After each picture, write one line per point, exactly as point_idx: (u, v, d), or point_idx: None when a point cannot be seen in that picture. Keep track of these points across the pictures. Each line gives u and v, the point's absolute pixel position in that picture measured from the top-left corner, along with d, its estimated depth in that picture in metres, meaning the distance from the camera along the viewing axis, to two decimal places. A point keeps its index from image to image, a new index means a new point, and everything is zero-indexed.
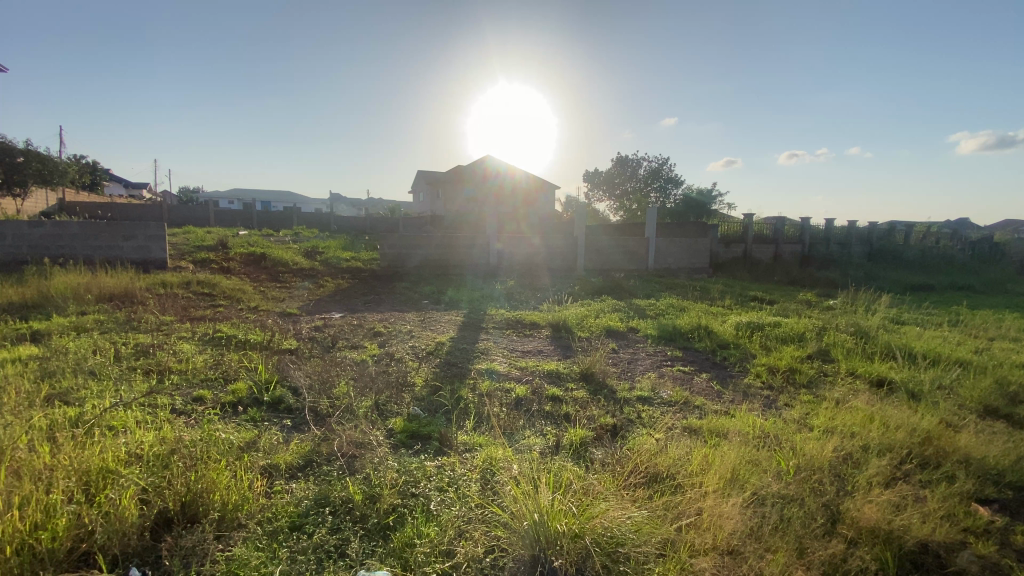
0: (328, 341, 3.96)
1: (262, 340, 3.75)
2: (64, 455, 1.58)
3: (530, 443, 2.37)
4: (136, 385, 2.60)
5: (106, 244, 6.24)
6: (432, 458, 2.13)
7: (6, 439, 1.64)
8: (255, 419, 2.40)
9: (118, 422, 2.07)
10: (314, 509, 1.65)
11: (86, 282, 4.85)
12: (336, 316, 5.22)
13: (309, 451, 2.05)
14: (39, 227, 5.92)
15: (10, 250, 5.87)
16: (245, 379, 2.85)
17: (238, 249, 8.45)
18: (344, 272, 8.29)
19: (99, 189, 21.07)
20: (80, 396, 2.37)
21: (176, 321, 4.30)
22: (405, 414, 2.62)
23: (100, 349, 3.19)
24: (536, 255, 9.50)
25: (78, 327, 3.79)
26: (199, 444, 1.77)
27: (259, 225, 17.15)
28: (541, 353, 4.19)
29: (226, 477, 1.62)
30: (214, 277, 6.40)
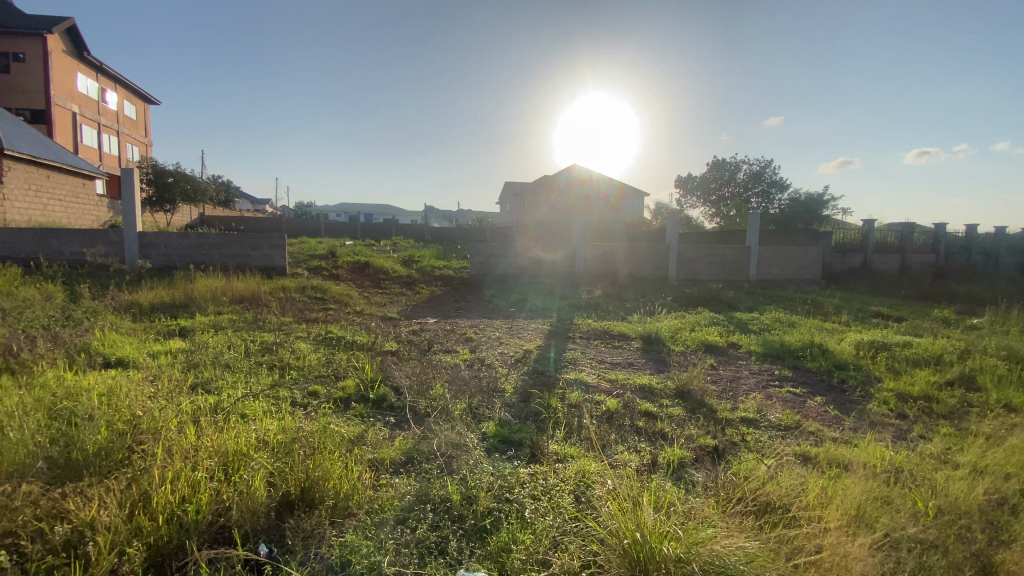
0: (423, 344, 4.14)
1: (366, 342, 4.01)
2: (206, 437, 1.79)
3: (623, 458, 2.28)
4: (263, 378, 2.90)
5: (238, 252, 7.07)
6: (525, 465, 2.13)
7: (161, 422, 1.89)
8: (362, 414, 2.56)
9: (248, 411, 2.32)
10: (415, 505, 1.71)
11: (222, 286, 5.52)
12: (431, 322, 5.44)
13: (410, 449, 2.15)
14: (188, 237, 6.86)
15: (164, 258, 6.83)
16: (351, 378, 3.06)
17: (345, 258, 9.16)
18: (437, 279, 8.65)
19: (230, 205, 23.99)
20: (218, 386, 2.69)
21: (293, 322, 4.74)
22: (496, 419, 2.66)
23: (232, 345, 3.59)
24: (625, 264, 9.28)
25: (216, 325, 4.30)
26: (316, 435, 1.93)
27: (362, 235, 18.51)
28: (632, 366, 4.04)
29: (338, 468, 1.74)
30: (325, 283, 6.99)
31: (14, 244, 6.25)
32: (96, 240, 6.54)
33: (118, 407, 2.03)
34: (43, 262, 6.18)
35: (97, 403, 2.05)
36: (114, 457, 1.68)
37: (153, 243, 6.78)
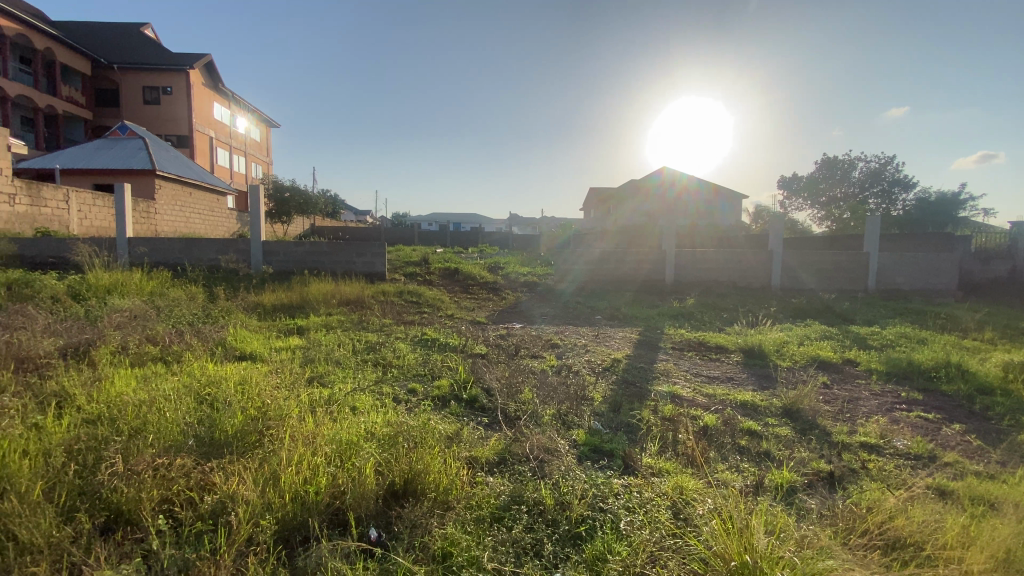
0: (512, 349, 4.21)
1: (458, 345, 4.16)
2: (323, 427, 1.97)
3: (724, 476, 2.15)
4: (368, 374, 3.13)
5: (344, 259, 7.67)
6: (618, 476, 2.09)
7: (285, 411, 2.11)
8: (457, 413, 2.66)
9: (357, 404, 2.52)
10: (510, 505, 1.74)
11: (331, 290, 6.02)
12: (518, 327, 5.51)
13: (503, 449, 2.20)
14: (303, 246, 7.58)
15: (282, 264, 7.59)
16: (446, 378, 3.20)
17: (437, 265, 9.60)
18: (523, 286, 8.77)
19: (336, 216, 26.19)
20: (331, 379, 2.95)
21: (392, 324, 5.04)
22: (586, 427, 2.62)
23: (341, 343, 3.91)
24: (720, 272, 8.78)
25: (327, 325, 4.71)
26: (418, 432, 2.05)
27: (452, 243, 19.30)
28: (732, 380, 3.80)
29: (438, 463, 1.82)
30: (419, 288, 7.36)
31: (166, 252, 7.28)
32: (229, 247, 7.43)
33: (251, 393, 2.29)
34: (187, 267, 7.14)
35: (233, 391, 2.33)
36: (248, 439, 1.89)
37: (273, 251, 7.56)
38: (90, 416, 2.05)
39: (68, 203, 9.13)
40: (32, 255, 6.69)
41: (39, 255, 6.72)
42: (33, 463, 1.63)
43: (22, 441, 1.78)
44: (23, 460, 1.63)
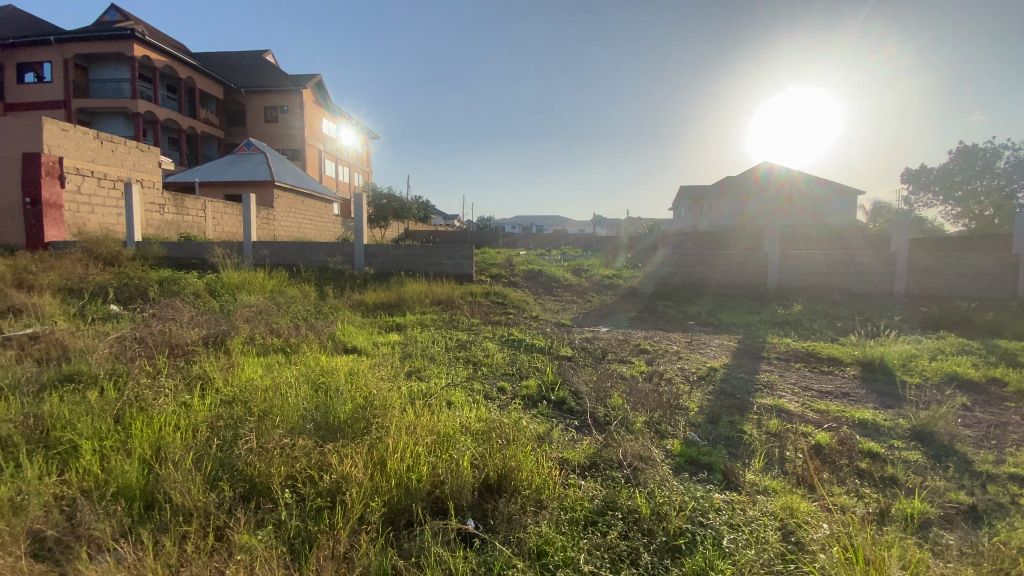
0: (599, 352, 4.15)
1: (545, 346, 4.18)
2: (423, 419, 2.07)
3: (842, 501, 1.94)
4: (460, 371, 3.24)
5: (436, 261, 8.04)
6: (719, 491, 1.97)
7: (387, 401, 2.25)
8: (546, 414, 2.67)
9: (452, 398, 2.62)
10: (605, 510, 1.71)
11: (424, 290, 6.33)
12: (605, 331, 5.41)
13: (595, 454, 2.18)
14: (399, 249, 8.03)
15: (380, 265, 8.11)
16: (534, 379, 3.22)
17: (522, 267, 9.75)
18: (609, 288, 8.61)
19: (427, 219, 27.57)
20: (427, 374, 3.10)
21: (480, 323, 5.19)
22: (681, 437, 2.50)
23: (435, 340, 4.09)
24: (832, 275, 8.01)
25: (420, 323, 4.95)
26: (511, 429, 2.08)
27: (536, 245, 19.51)
28: (846, 396, 3.45)
29: (531, 462, 1.84)
30: (506, 290, 7.50)
31: (283, 254, 8.08)
32: (336, 250, 8.09)
33: (358, 384, 2.48)
34: (300, 268, 7.87)
35: (344, 381, 2.53)
36: (358, 426, 2.04)
37: (373, 253, 8.10)
38: (226, 397, 2.32)
39: (205, 211, 10.45)
40: (178, 257, 7.74)
41: (183, 257, 7.76)
42: (184, 436, 1.88)
43: (176, 416, 2.06)
44: (177, 432, 1.89)
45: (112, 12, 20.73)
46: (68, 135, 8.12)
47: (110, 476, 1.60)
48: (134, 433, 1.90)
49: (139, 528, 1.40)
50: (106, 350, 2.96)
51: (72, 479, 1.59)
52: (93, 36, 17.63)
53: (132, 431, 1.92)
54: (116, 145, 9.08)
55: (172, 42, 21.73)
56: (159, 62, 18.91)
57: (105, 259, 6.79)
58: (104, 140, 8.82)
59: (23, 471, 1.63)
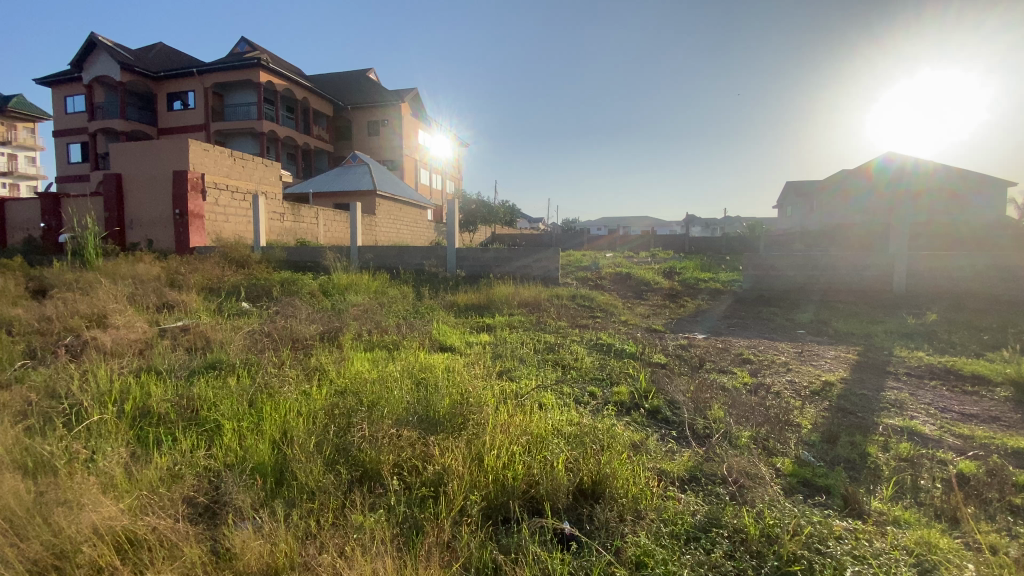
0: (695, 360, 3.95)
1: (636, 351, 4.06)
2: (517, 419, 2.10)
3: (996, 541, 1.67)
4: (550, 374, 3.24)
5: (523, 263, 8.15)
6: (839, 518, 1.78)
7: (481, 399, 2.32)
8: (640, 422, 2.60)
9: (544, 400, 2.64)
10: (708, 527, 1.62)
11: (513, 292, 6.45)
12: (701, 337, 5.15)
13: (694, 467, 2.07)
14: (488, 251, 8.24)
15: (471, 267, 8.38)
16: (626, 386, 3.13)
17: (609, 270, 9.59)
18: (704, 292, 8.18)
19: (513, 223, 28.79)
20: (517, 374, 3.15)
21: (568, 326, 5.18)
22: (793, 456, 2.30)
23: (524, 342, 4.14)
24: (976, 279, 6.95)
25: (510, 324, 5.05)
26: (605, 435, 2.05)
27: (623, 246, 19.16)
28: (996, 421, 2.97)
29: (627, 471, 1.80)
30: (593, 292, 7.42)
31: (384, 257, 8.65)
32: (430, 254, 8.50)
33: (453, 381, 2.58)
34: (398, 270, 8.37)
35: (441, 377, 2.66)
36: (455, 421, 2.13)
37: (464, 256, 8.39)
38: (338, 388, 2.54)
39: (317, 219, 11.49)
40: (295, 260, 8.58)
41: (299, 260, 8.59)
42: (305, 421, 2.08)
43: (298, 403, 2.28)
44: (300, 417, 2.10)
45: (243, 44, 23.52)
46: (209, 154, 9.34)
47: (246, 453, 1.82)
48: (265, 417, 2.14)
49: (272, 500, 1.57)
50: (240, 342, 3.37)
51: (217, 454, 1.82)
52: (228, 67, 20.13)
53: (263, 414, 2.17)
54: (246, 161, 10.28)
55: (290, 67, 24.17)
56: (280, 86, 21.14)
57: (237, 263, 7.71)
58: (236, 157, 10.03)
59: (181, 443, 1.91)
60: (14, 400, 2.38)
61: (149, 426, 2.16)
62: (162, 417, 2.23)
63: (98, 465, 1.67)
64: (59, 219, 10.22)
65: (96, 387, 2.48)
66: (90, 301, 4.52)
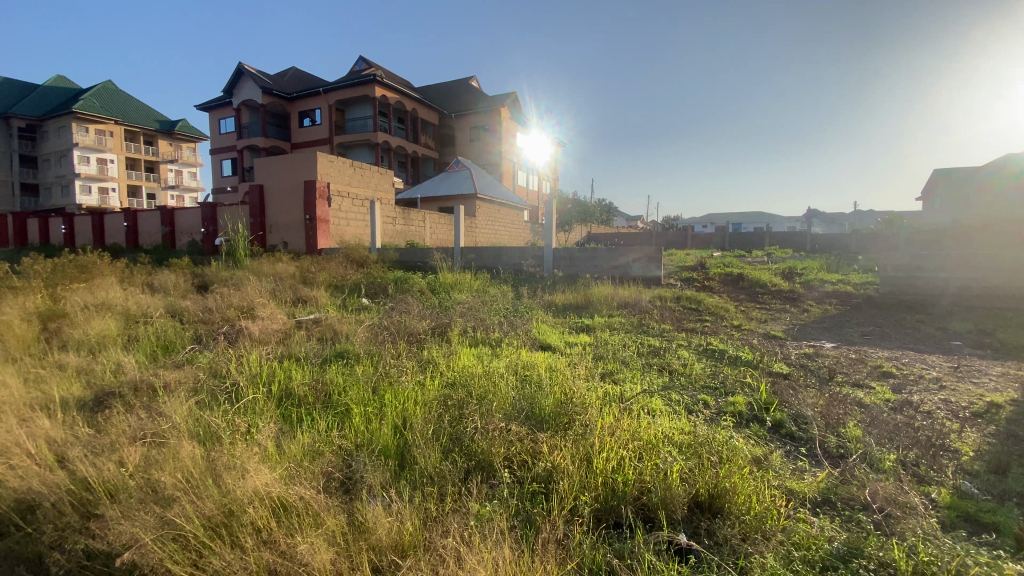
0: (822, 371, 3.56)
1: (752, 359, 3.77)
2: (626, 422, 2.05)
3: None
4: (657, 379, 3.12)
5: (623, 263, 7.93)
6: (1017, 563, 1.49)
7: (586, 400, 2.29)
8: (759, 435, 2.40)
9: (652, 406, 2.54)
10: (848, 557, 1.44)
11: (613, 293, 6.31)
12: (828, 346, 4.64)
13: (827, 489, 1.87)
14: (586, 251, 8.15)
15: (569, 267, 8.35)
16: (743, 396, 2.91)
17: (716, 270, 9.01)
18: (829, 296, 7.37)
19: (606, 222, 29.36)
20: (621, 378, 3.07)
21: (673, 329, 4.96)
22: (950, 486, 1.98)
23: (626, 345, 4.03)
24: None
25: (611, 326, 4.95)
26: (721, 446, 1.93)
27: (730, 245, 17.95)
28: None
29: (749, 485, 1.67)
30: (699, 294, 7.02)
31: (485, 256, 8.94)
32: (529, 254, 8.61)
33: (557, 380, 2.58)
34: (499, 270, 8.59)
35: (546, 375, 2.68)
36: (562, 419, 2.14)
37: (561, 256, 8.39)
38: (448, 380, 2.67)
39: (424, 221, 12.18)
40: (406, 260, 9.18)
41: (410, 261, 9.17)
42: (421, 411, 2.22)
43: (414, 392, 2.44)
44: (416, 406, 2.25)
45: (361, 62, 25.69)
46: (333, 164, 10.31)
47: (373, 437, 1.99)
48: (387, 404, 2.32)
49: (397, 481, 1.69)
50: (362, 335, 3.68)
51: (348, 436, 2.01)
52: (348, 84, 22.10)
53: (385, 402, 2.35)
54: (364, 170, 11.21)
55: (401, 79, 25.91)
56: (392, 99, 22.76)
57: (356, 262, 8.43)
58: (356, 166, 10.97)
59: (318, 424, 2.13)
60: (188, 377, 2.82)
61: (291, 407, 2.45)
62: (301, 399, 2.52)
63: (255, 438, 1.93)
64: (216, 225, 11.94)
65: (249, 370, 2.86)
66: (240, 296, 5.22)
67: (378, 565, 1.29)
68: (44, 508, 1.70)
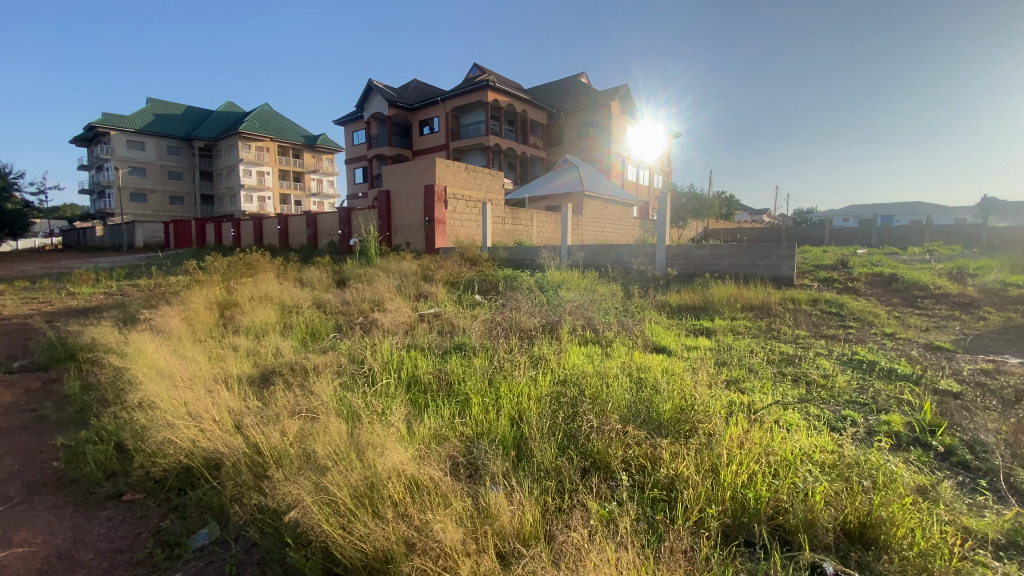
0: (1006, 392, 2.96)
1: (911, 373, 3.25)
2: (756, 434, 1.89)
3: None
4: (791, 390, 2.83)
5: (746, 262, 7.31)
6: None
7: (709, 408, 2.15)
8: (921, 460, 2.07)
9: (786, 419, 2.31)
10: None
11: (735, 294, 5.88)
12: (1014, 362, 3.84)
13: (1018, 533, 1.55)
14: (705, 249, 7.66)
15: (684, 265, 7.91)
16: (900, 415, 2.53)
17: (861, 270, 7.92)
18: (1015, 301, 6.10)
19: (725, 218, 27.29)
20: (748, 386, 2.83)
21: (810, 336, 4.47)
22: None
23: (753, 351, 3.72)
24: None
25: (735, 330, 4.61)
26: (873, 469, 1.70)
27: (878, 242, 15.67)
28: None
29: (913, 516, 1.45)
30: (840, 297, 6.23)
31: (593, 255, 8.82)
32: (641, 252, 8.34)
33: (677, 384, 2.46)
34: (609, 268, 8.43)
35: (666, 379, 2.56)
36: (682, 426, 2.04)
37: (677, 253, 7.99)
38: (560, 377, 2.67)
39: (532, 221, 12.36)
40: (516, 259, 9.39)
41: (519, 259, 9.36)
42: (536, 406, 2.25)
43: (529, 387, 2.49)
44: (531, 401, 2.29)
45: (475, 69, 26.83)
46: (449, 168, 10.90)
47: (492, 428, 2.07)
48: (503, 397, 2.40)
49: (516, 472, 1.75)
50: (477, 330, 3.85)
51: (468, 425, 2.11)
52: (462, 92, 23.20)
53: (501, 394, 2.43)
54: (477, 172, 11.71)
55: (512, 83, 26.61)
56: (503, 102, 23.42)
57: (470, 261, 8.82)
58: (469, 169, 11.50)
59: (442, 411, 2.27)
60: (332, 361, 3.18)
61: (418, 393, 2.65)
62: (427, 386, 2.71)
63: (388, 420, 2.12)
64: (350, 227, 13.28)
65: (381, 358, 3.14)
66: (372, 291, 5.76)
67: (501, 550, 1.34)
68: (227, 465, 2.04)
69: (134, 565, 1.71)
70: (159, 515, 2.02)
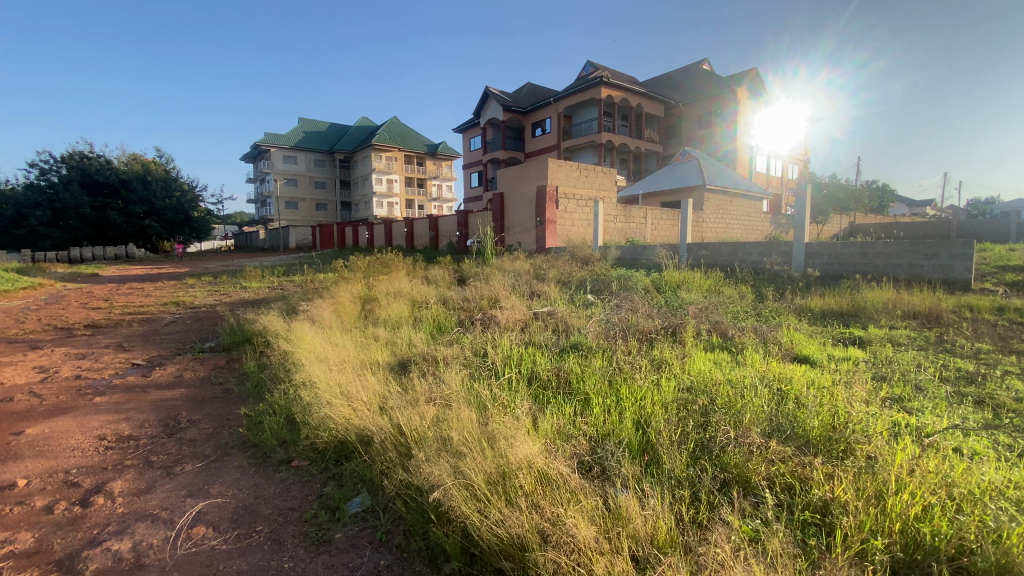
0: None
1: None
2: (929, 462, 1.64)
3: None
4: (971, 413, 2.39)
5: (905, 262, 6.31)
6: None
7: (868, 428, 1.90)
8: None
9: (968, 448, 1.97)
10: None
11: (892, 300, 5.12)
12: None
13: None
14: (852, 247, 6.75)
15: (826, 265, 7.06)
16: None
17: None
18: None
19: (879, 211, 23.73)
20: (915, 406, 2.45)
21: (995, 350, 3.73)
22: None
23: (920, 365, 3.21)
24: None
25: (892, 340, 4.01)
26: None
27: None
28: None
29: None
30: None
31: (717, 254, 8.25)
32: (772, 250, 7.64)
33: (824, 398, 2.21)
34: (735, 268, 7.83)
35: (813, 392, 2.32)
36: (836, 446, 1.84)
37: (817, 252, 7.15)
38: (686, 383, 2.55)
39: (646, 218, 11.92)
40: (632, 258, 9.12)
41: (633, 259, 9.09)
42: (662, 411, 2.18)
43: (652, 391, 2.42)
44: (656, 406, 2.22)
45: (589, 67, 26.61)
46: (562, 169, 10.98)
47: (617, 430, 2.05)
48: (626, 399, 2.36)
49: (647, 476, 1.71)
50: (594, 330, 3.83)
51: (593, 424, 2.12)
52: (575, 91, 23.21)
53: (624, 396, 2.40)
54: (590, 171, 11.63)
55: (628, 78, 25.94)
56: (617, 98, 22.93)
57: (582, 261, 8.76)
58: (583, 168, 11.46)
59: (565, 408, 2.31)
60: (458, 353, 3.39)
61: (540, 388, 2.72)
62: (548, 383, 2.77)
63: (515, 412, 2.21)
64: (468, 228, 13.99)
65: (503, 353, 3.27)
66: (489, 288, 6.02)
67: (636, 553, 1.34)
68: (376, 443, 2.30)
69: (304, 522, 1.99)
70: (320, 482, 2.32)
